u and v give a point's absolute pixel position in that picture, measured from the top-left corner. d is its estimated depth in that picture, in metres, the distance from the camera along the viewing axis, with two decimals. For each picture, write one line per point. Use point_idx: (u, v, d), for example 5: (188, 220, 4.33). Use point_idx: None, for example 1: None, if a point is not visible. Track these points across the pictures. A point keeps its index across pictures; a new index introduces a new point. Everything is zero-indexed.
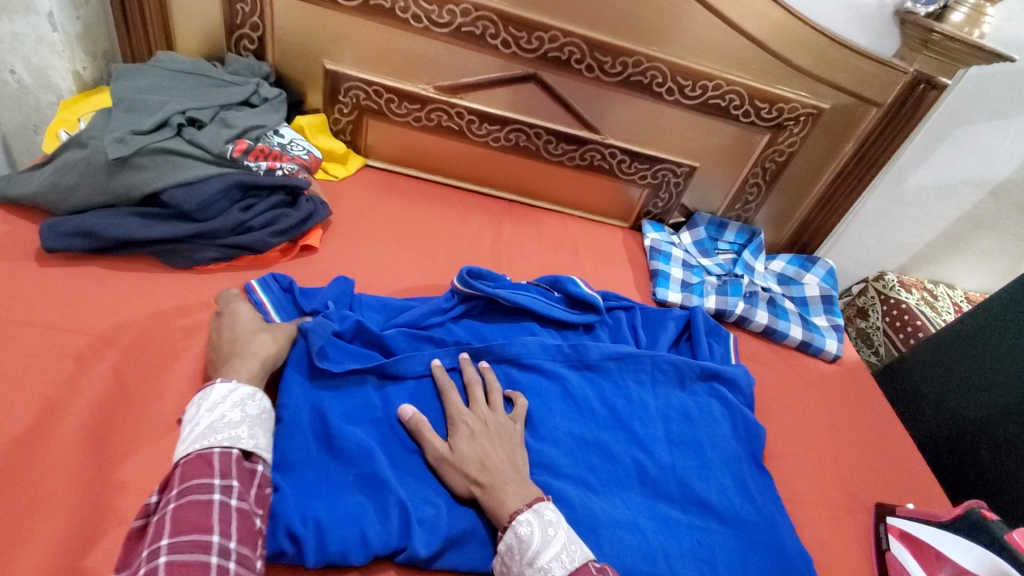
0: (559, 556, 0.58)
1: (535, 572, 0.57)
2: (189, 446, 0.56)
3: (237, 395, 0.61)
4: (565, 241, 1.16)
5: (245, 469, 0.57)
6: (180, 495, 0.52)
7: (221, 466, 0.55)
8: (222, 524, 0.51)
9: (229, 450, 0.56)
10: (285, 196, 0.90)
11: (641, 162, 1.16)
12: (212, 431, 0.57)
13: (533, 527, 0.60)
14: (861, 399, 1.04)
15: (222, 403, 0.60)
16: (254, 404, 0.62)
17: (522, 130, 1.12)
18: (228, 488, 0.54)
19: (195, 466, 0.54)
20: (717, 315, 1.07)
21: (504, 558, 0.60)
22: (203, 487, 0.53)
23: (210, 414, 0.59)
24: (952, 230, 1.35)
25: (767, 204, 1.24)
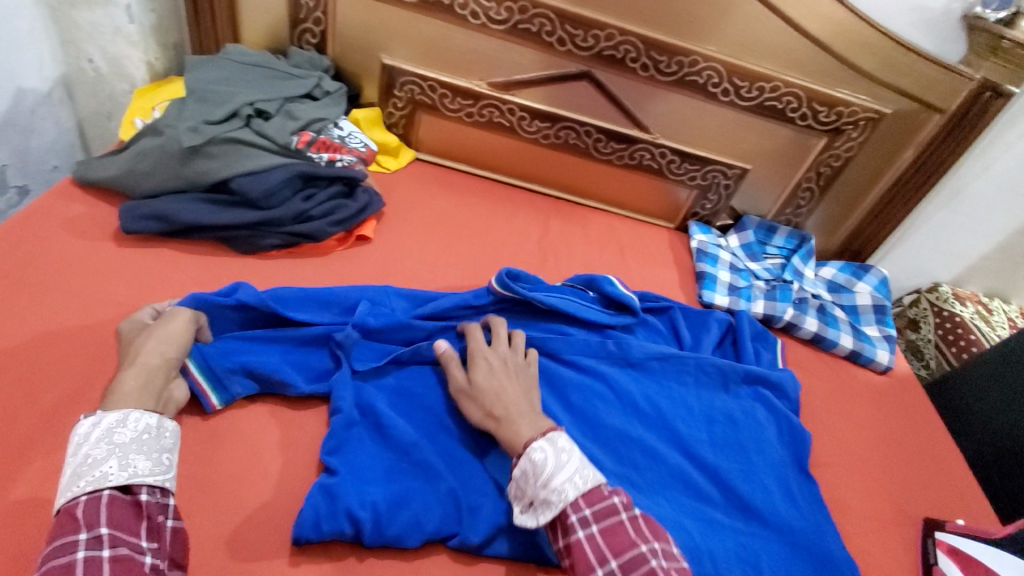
0: (572, 479, 0.59)
1: (550, 492, 0.58)
2: (60, 495, 0.52)
3: (103, 425, 0.56)
4: (610, 240, 1.16)
5: (125, 508, 0.52)
6: (48, 560, 0.48)
7: (85, 517, 0.50)
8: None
9: (96, 492, 0.52)
10: (343, 187, 0.92)
11: (691, 163, 1.15)
12: (78, 476, 0.53)
13: (546, 453, 0.61)
14: (912, 413, 1.01)
15: (83, 443, 0.55)
16: (127, 428, 0.56)
17: (572, 127, 1.12)
18: (98, 540, 0.49)
19: (63, 523, 0.50)
20: (765, 320, 1.06)
21: (518, 482, 0.61)
22: (69, 545, 0.48)
23: (70, 458, 0.54)
24: (1013, 243, 1.30)
25: (818, 209, 1.21)
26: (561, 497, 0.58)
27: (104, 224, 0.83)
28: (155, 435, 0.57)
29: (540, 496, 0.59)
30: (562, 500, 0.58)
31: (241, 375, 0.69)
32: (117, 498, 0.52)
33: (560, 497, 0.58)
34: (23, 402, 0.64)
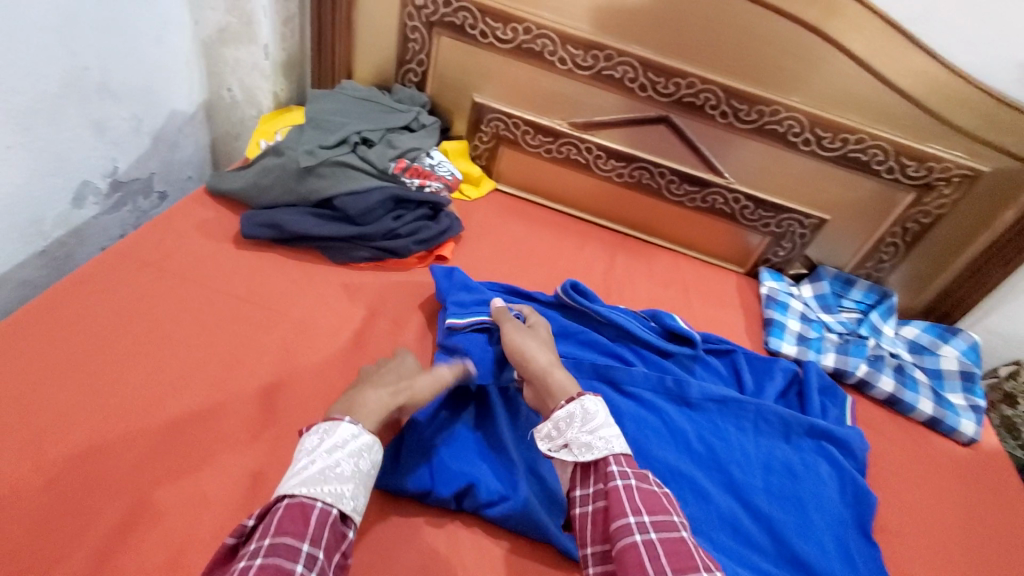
0: (617, 437, 0.66)
1: (595, 438, 0.65)
2: (295, 486, 0.57)
3: (356, 444, 0.62)
4: (675, 278, 1.17)
5: (337, 531, 0.56)
6: (270, 550, 0.51)
7: (314, 528, 0.54)
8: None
9: (329, 507, 0.56)
10: (428, 211, 1.01)
11: (766, 209, 1.15)
12: (319, 478, 0.58)
13: (599, 406, 0.69)
14: (1001, 491, 0.92)
15: (340, 450, 0.62)
16: (367, 458, 0.63)
17: (647, 168, 1.16)
18: (310, 560, 0.52)
19: (293, 517, 0.54)
20: (835, 374, 1.03)
21: (562, 423, 0.69)
22: (290, 551, 0.51)
23: (325, 457, 0.60)
24: None
25: (902, 266, 1.17)
26: (605, 443, 0.64)
27: (227, 228, 0.97)
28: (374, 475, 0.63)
29: (584, 439, 0.66)
30: (607, 448, 0.64)
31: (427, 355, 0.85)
32: (332, 519, 0.56)
33: (605, 443, 0.64)
34: (150, 371, 0.75)
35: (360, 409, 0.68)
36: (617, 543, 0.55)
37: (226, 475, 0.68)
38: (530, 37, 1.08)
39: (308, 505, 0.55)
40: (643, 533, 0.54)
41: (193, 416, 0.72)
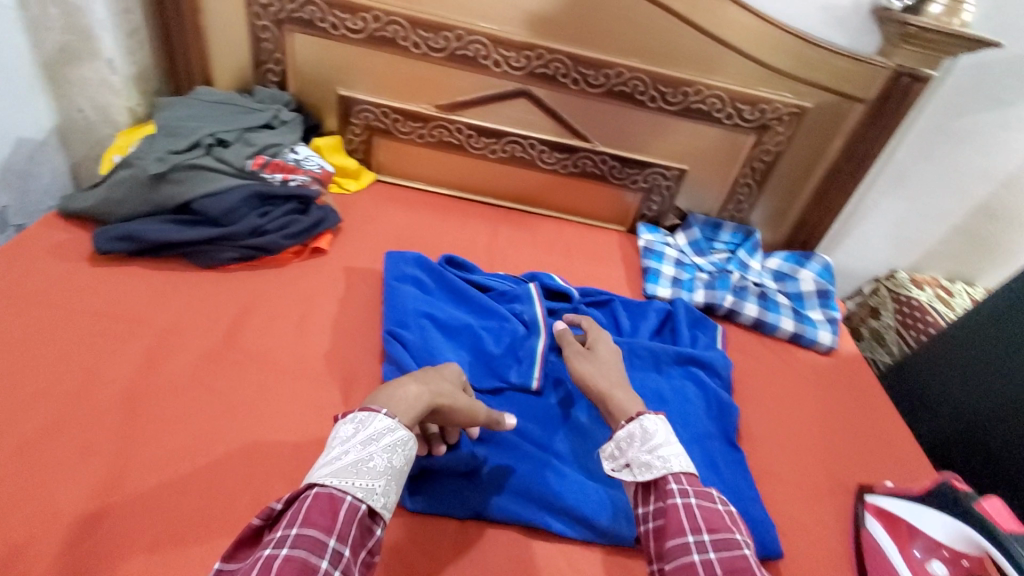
0: (678, 455, 0.62)
1: (654, 457, 0.61)
2: (326, 477, 0.52)
3: (392, 438, 0.56)
4: (558, 243, 1.22)
5: (363, 526, 0.51)
6: (294, 543, 0.47)
7: (342, 524, 0.50)
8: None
9: (359, 503, 0.51)
10: (297, 205, 1.01)
11: (631, 167, 1.23)
12: (351, 472, 0.53)
13: (659, 424, 0.65)
14: (858, 388, 1.02)
15: (375, 443, 0.55)
16: (404, 455, 0.56)
17: (517, 141, 1.22)
18: (336, 557, 0.48)
19: (321, 510, 0.50)
20: (707, 309, 1.11)
21: (621, 443, 0.65)
22: (315, 545, 0.47)
23: (359, 448, 0.55)
24: (963, 225, 1.31)
25: (759, 204, 1.28)
26: (666, 463, 0.61)
27: (82, 247, 0.93)
28: (405, 471, 0.56)
29: (641, 458, 0.62)
30: (665, 467, 0.60)
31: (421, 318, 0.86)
32: (359, 515, 0.51)
33: (663, 463, 0.61)
34: None
35: (400, 407, 0.60)
36: (674, 562, 0.54)
37: (82, 482, 0.65)
38: (380, 25, 1.10)
39: (337, 499, 0.51)
40: (701, 554, 0.53)
41: (41, 432, 0.68)
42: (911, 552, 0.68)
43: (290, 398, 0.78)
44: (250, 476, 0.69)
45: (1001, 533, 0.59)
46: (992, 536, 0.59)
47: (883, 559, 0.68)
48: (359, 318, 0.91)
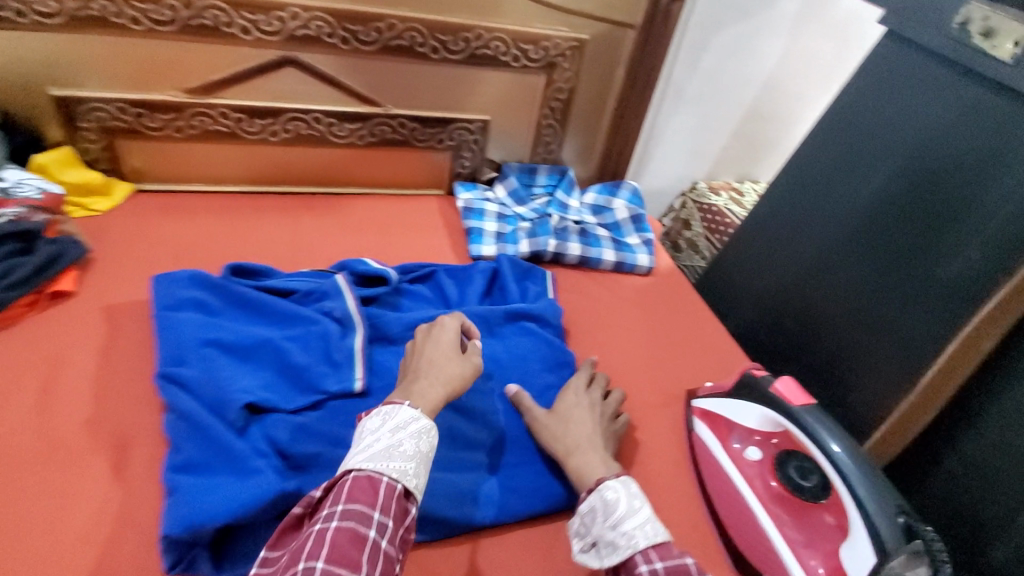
0: (644, 527, 0.58)
1: (618, 535, 0.57)
2: (361, 462, 0.57)
3: (417, 425, 0.61)
4: (373, 221, 1.13)
5: (403, 504, 0.56)
6: (343, 515, 0.53)
7: (383, 499, 0.55)
8: (370, 564, 0.51)
9: (394, 483, 0.56)
10: (17, 244, 0.81)
11: (432, 126, 1.16)
12: (383, 457, 0.58)
13: (619, 493, 0.60)
14: (675, 299, 1.10)
15: (403, 430, 0.60)
16: (429, 441, 0.62)
17: (299, 118, 1.08)
18: (382, 527, 0.53)
19: (362, 488, 0.55)
20: (534, 257, 1.10)
21: (584, 519, 0.61)
22: (362, 517, 0.53)
23: (388, 436, 0.60)
24: (739, 131, 1.46)
25: (566, 141, 1.29)
26: (630, 541, 0.56)
27: None
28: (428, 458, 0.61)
29: (605, 538, 0.58)
30: (631, 546, 0.56)
31: (207, 345, 0.74)
32: (398, 495, 0.56)
33: (628, 541, 0.56)
34: None
35: (421, 400, 0.65)
36: None
37: None
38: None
39: (376, 478, 0.56)
40: None
41: None
42: (732, 445, 0.72)
43: (47, 489, 0.63)
44: None
45: (793, 408, 0.65)
46: (788, 414, 0.65)
47: (712, 457, 0.73)
48: (132, 364, 0.76)
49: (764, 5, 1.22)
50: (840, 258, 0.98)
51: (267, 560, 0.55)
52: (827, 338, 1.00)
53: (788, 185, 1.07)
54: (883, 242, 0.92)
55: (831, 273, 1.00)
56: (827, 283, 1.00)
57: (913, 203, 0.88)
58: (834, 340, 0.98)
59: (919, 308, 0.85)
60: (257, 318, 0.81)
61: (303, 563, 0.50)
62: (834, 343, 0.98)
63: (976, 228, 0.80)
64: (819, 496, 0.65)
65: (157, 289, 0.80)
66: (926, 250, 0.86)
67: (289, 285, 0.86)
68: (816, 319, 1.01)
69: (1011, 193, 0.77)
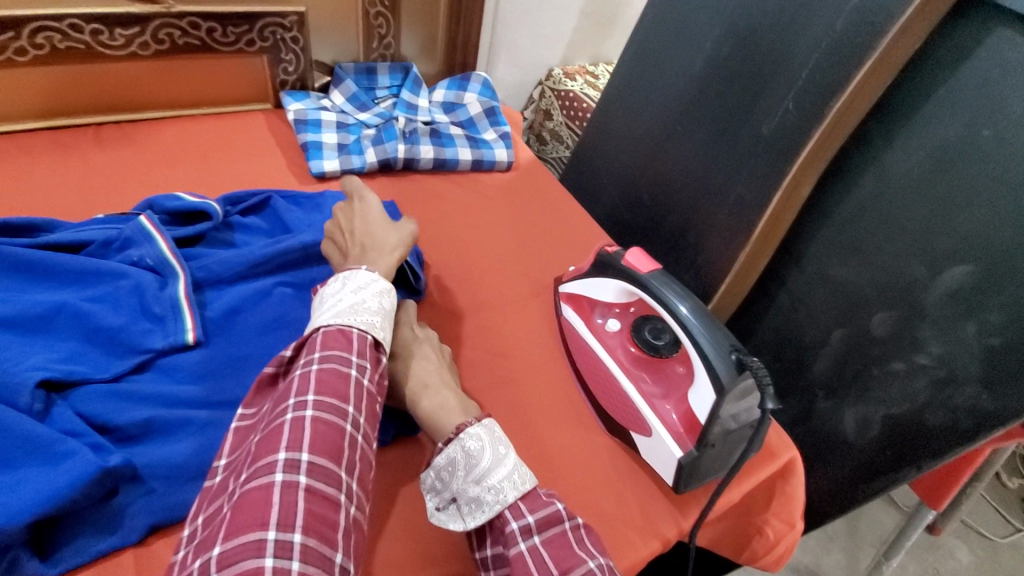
0: (509, 477, 0.58)
1: (485, 491, 0.57)
2: (330, 318, 0.62)
3: (376, 287, 0.67)
4: (187, 148, 0.97)
5: (370, 347, 0.61)
6: (323, 359, 0.57)
7: (357, 347, 0.60)
8: (357, 399, 0.57)
9: (365, 334, 0.62)
10: None
11: (236, 25, 0.98)
12: (353, 312, 0.63)
13: (483, 445, 0.58)
14: (538, 192, 1.08)
15: (366, 290, 0.66)
16: (389, 300, 0.68)
17: (50, 26, 0.85)
18: (361, 368, 0.59)
19: (335, 338, 0.60)
20: (385, 167, 1.02)
21: (443, 473, 0.58)
22: (342, 360, 0.58)
23: (354, 295, 0.65)
24: (587, 8, 1.39)
25: (403, 32, 1.16)
26: (498, 495, 0.57)
27: None
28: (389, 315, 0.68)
29: (470, 495, 0.57)
30: (499, 502, 0.57)
31: None
32: (368, 342, 0.62)
33: (496, 497, 0.57)
34: None
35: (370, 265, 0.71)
36: None
37: None
38: None
39: (347, 330, 0.61)
40: None
41: None
42: (595, 321, 0.75)
43: None
44: None
45: (642, 276, 0.68)
46: (639, 282, 0.68)
47: (578, 337, 0.76)
48: None
49: None
50: (683, 126, 1.01)
51: (246, 415, 0.59)
52: (676, 208, 1.04)
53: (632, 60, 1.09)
54: (718, 104, 0.95)
55: (675, 142, 1.03)
56: (673, 153, 1.03)
57: (740, 62, 0.90)
58: (682, 208, 1.02)
59: (750, 167, 0.90)
60: (39, 279, 0.66)
61: (296, 399, 0.54)
62: (683, 211, 1.02)
63: (791, 78, 0.84)
64: (671, 351, 0.70)
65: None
66: (753, 105, 0.89)
67: (81, 236, 0.71)
68: (665, 189, 1.05)
69: (821, 38, 0.79)
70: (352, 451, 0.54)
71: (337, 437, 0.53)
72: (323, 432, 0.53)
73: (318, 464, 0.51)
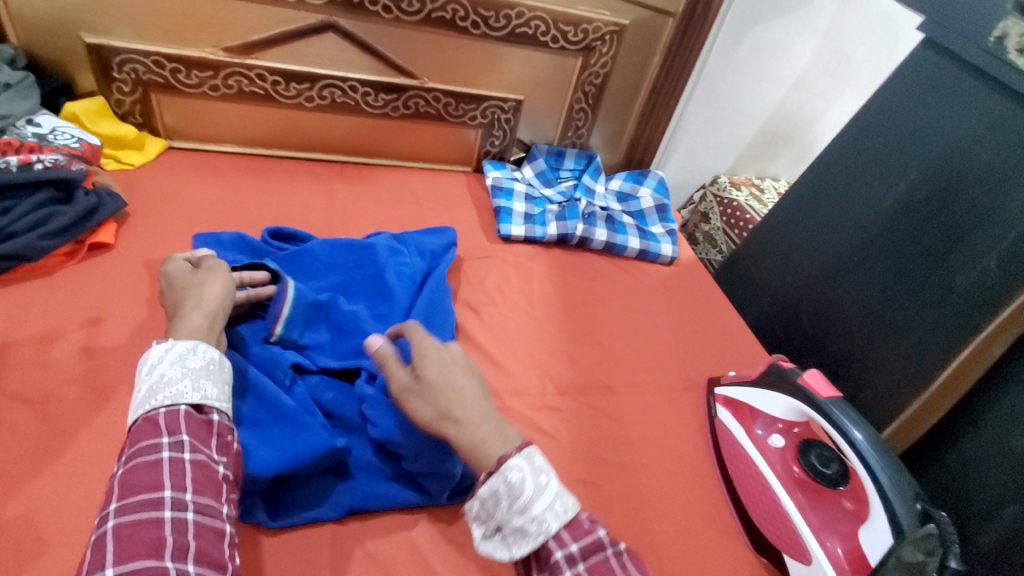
0: (554, 506, 0.53)
1: (528, 522, 0.52)
2: (135, 411, 0.54)
3: (173, 353, 0.57)
4: (404, 194, 1.14)
5: (202, 422, 0.55)
6: (130, 457, 0.51)
7: (168, 424, 0.53)
8: (176, 480, 0.50)
9: (174, 407, 0.54)
10: (54, 192, 0.81)
11: (467, 103, 1.17)
12: (151, 395, 0.55)
13: (525, 473, 0.54)
14: (697, 291, 1.12)
15: (160, 363, 0.57)
16: (199, 356, 0.58)
17: (335, 84, 1.07)
18: (177, 445, 0.52)
19: (140, 428, 0.52)
20: (562, 241, 1.13)
21: (484, 505, 0.54)
22: (151, 448, 0.51)
23: (149, 376, 0.56)
24: (764, 128, 1.48)
25: (597, 126, 1.30)
26: (542, 526, 0.52)
27: None
28: (220, 367, 0.59)
29: (515, 524, 0.52)
30: (543, 532, 0.52)
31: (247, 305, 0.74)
32: (194, 416, 0.55)
33: (540, 527, 0.52)
34: None
35: (184, 331, 0.61)
36: None
37: None
38: None
39: (150, 419, 0.53)
40: None
41: None
42: (756, 433, 0.76)
43: (98, 438, 0.64)
44: (58, 539, 0.56)
45: (818, 398, 0.68)
46: (813, 403, 0.69)
47: (733, 442, 0.77)
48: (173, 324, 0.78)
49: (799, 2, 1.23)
50: (857, 258, 1.03)
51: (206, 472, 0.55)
52: (841, 333, 1.06)
53: (804, 185, 1.13)
54: (902, 246, 0.96)
55: (846, 271, 1.05)
56: (842, 280, 1.06)
57: (934, 210, 0.91)
58: (848, 335, 1.04)
59: (936, 314, 0.91)
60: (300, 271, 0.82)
61: (97, 518, 0.48)
62: (849, 339, 1.04)
63: (995, 237, 0.84)
64: (837, 483, 0.68)
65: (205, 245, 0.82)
66: (947, 255, 0.90)
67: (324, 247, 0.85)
68: (829, 312, 1.08)
69: None
70: (186, 535, 0.48)
71: (154, 535, 0.47)
72: (141, 537, 0.47)
73: (144, 565, 0.45)
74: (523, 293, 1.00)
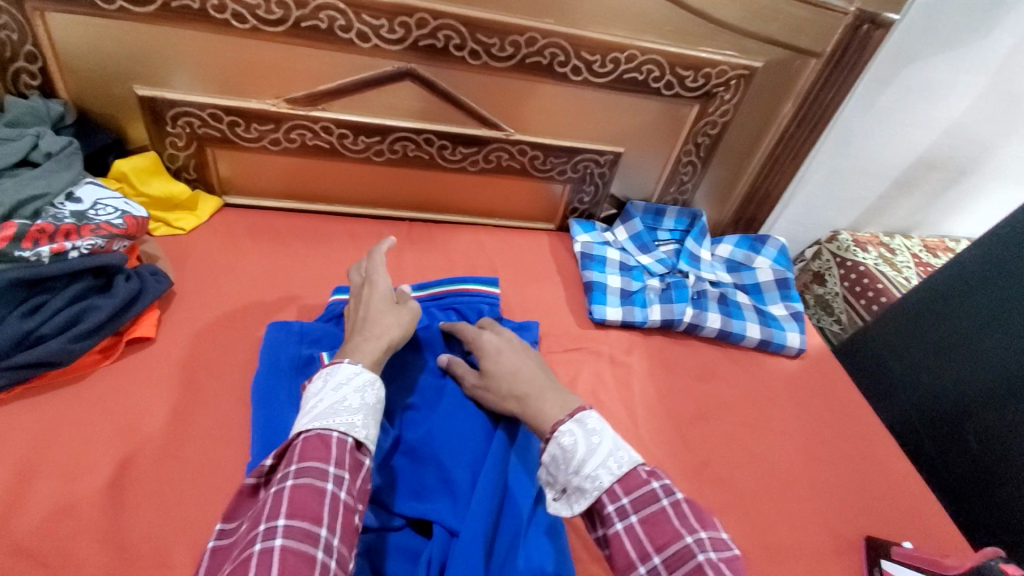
0: (607, 462, 0.53)
1: (583, 479, 0.52)
2: (309, 421, 0.52)
3: (359, 379, 0.57)
4: (479, 262, 0.99)
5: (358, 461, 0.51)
6: (298, 472, 0.47)
7: (338, 452, 0.50)
8: (331, 517, 0.46)
9: (345, 435, 0.51)
10: (93, 280, 0.71)
11: (557, 156, 1.00)
12: (331, 412, 0.53)
13: (576, 437, 0.55)
14: (834, 397, 0.91)
15: (346, 386, 0.56)
16: (374, 395, 0.57)
17: (408, 137, 0.93)
18: (340, 479, 0.48)
19: (314, 445, 0.50)
20: (665, 326, 0.94)
21: (547, 469, 0.56)
22: (319, 472, 0.48)
23: (333, 393, 0.55)
24: (903, 178, 1.23)
25: (704, 180, 1.10)
26: (595, 483, 0.52)
27: None
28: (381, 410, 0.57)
29: (573, 483, 0.53)
30: (598, 487, 0.52)
31: None
32: (354, 451, 0.51)
33: (593, 483, 0.52)
34: None
35: (359, 354, 0.61)
36: None
37: None
38: None
39: (325, 435, 0.50)
40: None
41: None
42: None
43: None
44: None
45: None
46: None
47: None
48: (214, 449, 0.65)
49: (977, 36, 0.98)
50: None
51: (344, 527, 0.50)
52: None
53: (974, 268, 0.92)
54: None
55: None
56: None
57: None
58: None
59: None
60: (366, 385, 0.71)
61: (261, 523, 0.44)
62: None
63: None
64: None
65: (270, 343, 0.73)
66: None
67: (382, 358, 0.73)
68: (1010, 442, 0.84)
69: None
70: None
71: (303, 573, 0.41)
72: (289, 566, 0.41)
73: None
74: (623, 401, 0.82)
